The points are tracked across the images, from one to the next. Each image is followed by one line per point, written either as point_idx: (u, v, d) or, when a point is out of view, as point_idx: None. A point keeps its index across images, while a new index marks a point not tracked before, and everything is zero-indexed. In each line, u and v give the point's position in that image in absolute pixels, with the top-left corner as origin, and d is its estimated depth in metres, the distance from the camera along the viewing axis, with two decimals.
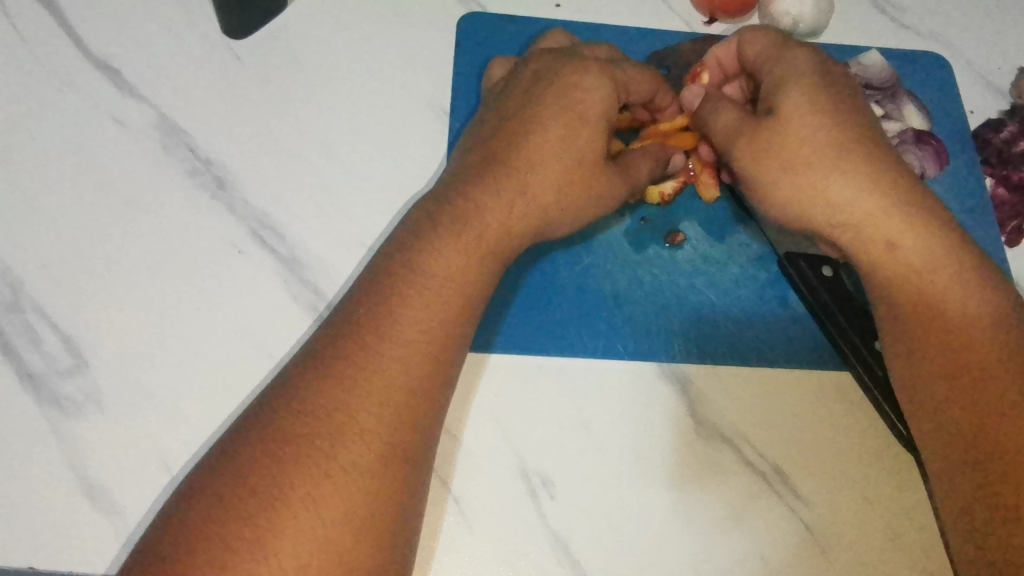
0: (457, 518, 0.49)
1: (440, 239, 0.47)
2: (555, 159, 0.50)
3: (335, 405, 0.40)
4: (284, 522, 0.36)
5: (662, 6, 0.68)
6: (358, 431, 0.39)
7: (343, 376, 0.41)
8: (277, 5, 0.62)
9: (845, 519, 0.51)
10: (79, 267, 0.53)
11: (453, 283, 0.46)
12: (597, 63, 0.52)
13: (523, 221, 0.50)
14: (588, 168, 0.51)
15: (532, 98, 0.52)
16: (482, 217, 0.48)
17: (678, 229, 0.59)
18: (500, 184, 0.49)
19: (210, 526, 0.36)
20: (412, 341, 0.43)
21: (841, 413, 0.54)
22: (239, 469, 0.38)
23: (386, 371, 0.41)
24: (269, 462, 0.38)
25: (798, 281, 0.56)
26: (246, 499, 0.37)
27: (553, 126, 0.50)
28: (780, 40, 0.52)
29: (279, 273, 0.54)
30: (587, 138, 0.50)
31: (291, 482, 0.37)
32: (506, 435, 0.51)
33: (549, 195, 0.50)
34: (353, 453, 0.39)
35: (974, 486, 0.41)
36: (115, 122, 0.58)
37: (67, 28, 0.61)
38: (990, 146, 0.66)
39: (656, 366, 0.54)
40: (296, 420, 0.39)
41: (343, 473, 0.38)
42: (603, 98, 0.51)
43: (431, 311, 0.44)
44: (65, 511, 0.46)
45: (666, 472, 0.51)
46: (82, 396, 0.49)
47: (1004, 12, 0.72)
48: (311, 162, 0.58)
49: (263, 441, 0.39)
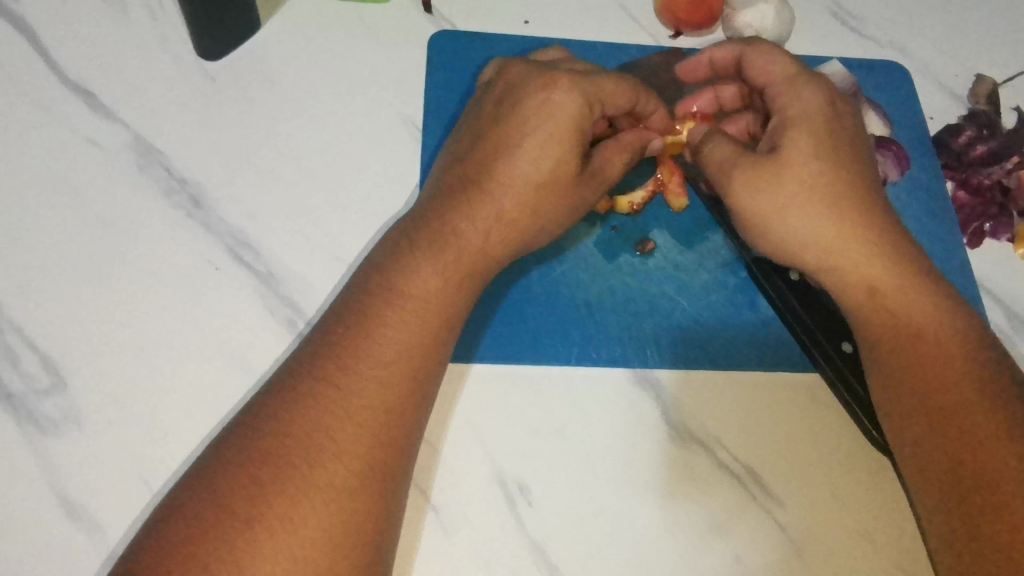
0: (436, 527, 0.49)
1: (416, 259, 0.48)
2: (528, 176, 0.50)
3: (312, 424, 0.40)
4: (263, 541, 0.37)
5: (629, 21, 0.70)
6: (335, 451, 0.40)
7: (320, 396, 0.41)
8: (251, 27, 0.63)
9: (816, 517, 0.52)
10: (56, 288, 0.53)
11: (429, 301, 0.46)
12: (568, 75, 0.52)
13: (501, 241, 0.51)
14: (561, 183, 0.51)
15: (502, 118, 0.52)
16: (456, 234, 0.49)
17: (648, 237, 0.60)
18: (478, 207, 0.50)
19: (190, 548, 0.36)
20: (390, 359, 0.44)
21: (811, 413, 0.55)
22: (218, 488, 0.38)
23: (363, 390, 0.42)
24: (248, 483, 0.38)
25: (767, 289, 0.58)
26: (224, 520, 0.37)
27: (529, 146, 0.51)
28: (793, 72, 0.54)
29: (258, 290, 0.55)
30: (559, 153, 0.51)
31: (269, 503, 0.38)
32: (485, 445, 0.52)
33: (527, 218, 0.51)
34: (330, 472, 0.39)
35: (949, 490, 0.43)
36: (91, 144, 0.58)
37: (41, 52, 0.61)
38: (949, 149, 0.68)
39: (629, 373, 0.55)
40: (274, 439, 0.40)
41: (320, 492, 0.39)
42: (575, 112, 0.51)
43: (410, 329, 0.45)
44: (45, 532, 0.46)
45: (642, 479, 0.52)
46: (62, 416, 0.49)
47: (959, 21, 0.74)
48: (288, 179, 0.59)
49: (241, 461, 0.39)
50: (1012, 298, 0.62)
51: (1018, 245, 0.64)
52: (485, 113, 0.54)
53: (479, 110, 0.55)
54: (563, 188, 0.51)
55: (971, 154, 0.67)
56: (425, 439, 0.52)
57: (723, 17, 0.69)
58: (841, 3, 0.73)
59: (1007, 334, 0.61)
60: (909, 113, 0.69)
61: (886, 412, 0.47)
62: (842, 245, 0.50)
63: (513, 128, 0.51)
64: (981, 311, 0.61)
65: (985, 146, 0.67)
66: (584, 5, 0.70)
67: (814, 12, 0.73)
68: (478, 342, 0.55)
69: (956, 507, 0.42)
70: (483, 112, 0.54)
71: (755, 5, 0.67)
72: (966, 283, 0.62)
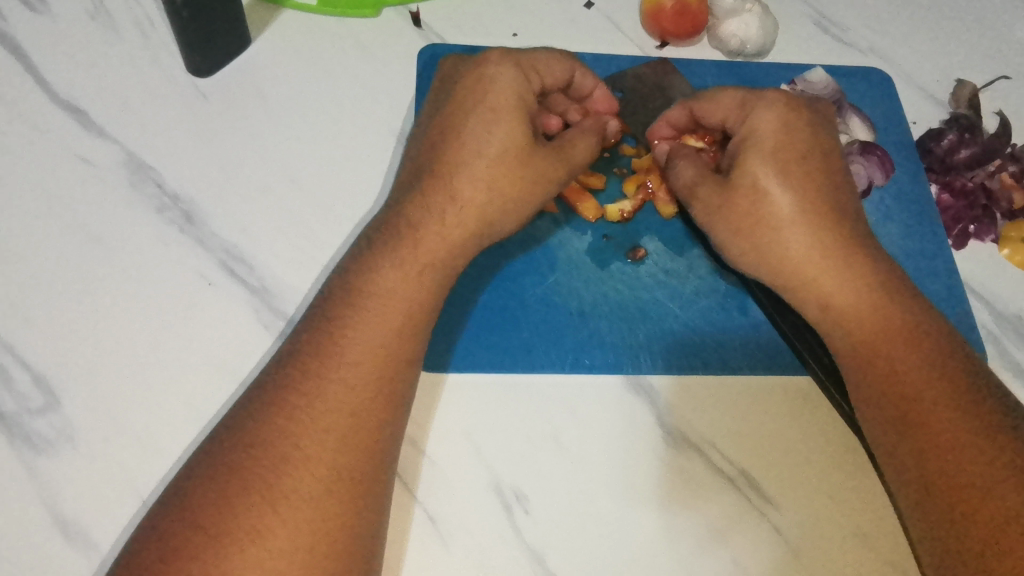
0: (433, 536, 0.49)
1: (382, 265, 0.47)
2: (476, 154, 0.51)
3: (278, 435, 0.41)
4: (230, 557, 0.37)
5: (615, 32, 0.71)
6: (301, 459, 0.40)
7: (288, 404, 0.42)
8: (241, 43, 0.63)
9: (810, 517, 0.52)
10: (48, 304, 0.53)
11: (392, 301, 0.46)
12: (500, 53, 0.54)
13: (460, 222, 0.50)
14: (514, 153, 0.51)
15: (454, 112, 0.53)
16: (418, 234, 0.49)
17: (639, 244, 0.61)
18: (434, 199, 0.50)
19: (160, 567, 0.36)
20: (352, 362, 0.44)
21: (804, 415, 0.56)
22: (195, 505, 0.38)
23: (329, 398, 0.42)
24: (216, 495, 0.38)
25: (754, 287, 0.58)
26: (192, 537, 0.37)
27: (478, 128, 0.51)
28: (743, 98, 0.56)
29: (249, 302, 0.55)
30: (504, 124, 0.51)
31: (234, 517, 0.38)
32: (479, 452, 0.52)
33: (478, 195, 0.51)
34: (296, 482, 0.39)
35: (926, 485, 0.43)
36: (82, 161, 0.59)
37: (33, 71, 0.61)
38: (932, 155, 0.69)
39: (621, 379, 0.56)
40: (240, 451, 0.40)
41: (287, 504, 0.39)
42: (511, 81, 0.53)
43: (373, 329, 0.45)
44: (38, 549, 0.46)
45: (626, 482, 0.52)
46: (54, 433, 0.49)
47: (939, 27, 0.75)
48: (275, 193, 0.59)
49: (210, 478, 0.39)
50: (997, 297, 0.63)
51: (1000, 246, 0.65)
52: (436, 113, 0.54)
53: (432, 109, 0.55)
54: (513, 163, 0.51)
55: (952, 158, 0.68)
56: (417, 446, 0.52)
57: (708, 27, 0.70)
58: (822, 12, 0.75)
59: (993, 333, 0.62)
60: (892, 118, 0.70)
61: (866, 409, 0.48)
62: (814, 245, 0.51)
63: (478, 126, 0.52)
64: (968, 311, 0.62)
65: (965, 150, 0.68)
66: (571, 16, 0.71)
67: (797, 20, 0.74)
68: (471, 350, 0.55)
69: (941, 501, 0.43)
70: (437, 111, 0.54)
71: (739, 15, 0.69)
72: (950, 284, 0.63)
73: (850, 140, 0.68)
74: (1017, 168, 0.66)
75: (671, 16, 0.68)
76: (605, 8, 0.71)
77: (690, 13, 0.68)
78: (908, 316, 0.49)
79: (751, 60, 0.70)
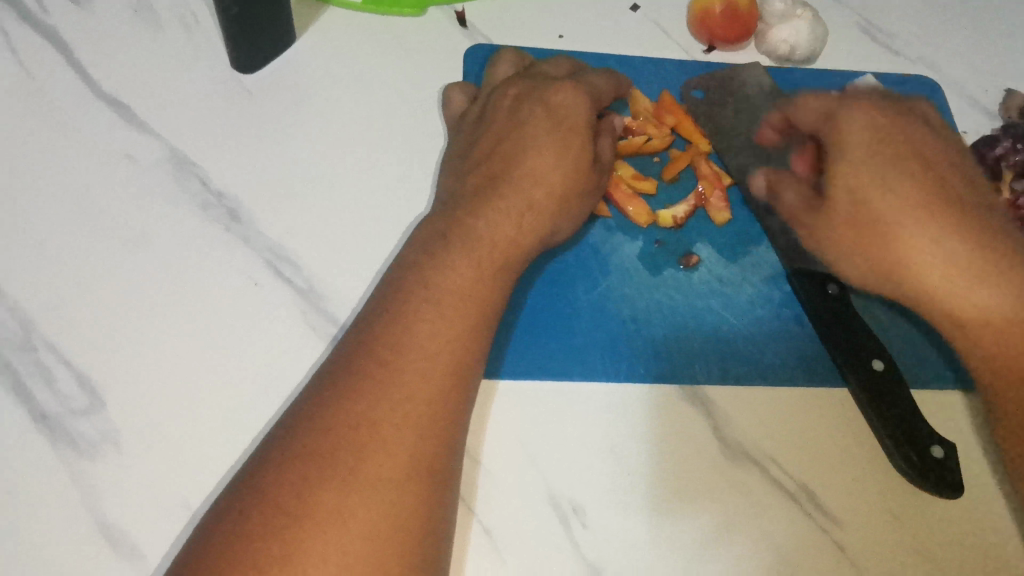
0: (487, 549, 0.48)
1: (450, 255, 0.47)
2: (554, 174, 0.52)
3: (362, 420, 0.39)
4: (314, 539, 0.35)
5: (662, 36, 0.70)
6: (384, 446, 0.38)
7: (364, 394, 0.40)
8: (286, 40, 0.62)
9: (875, 535, 0.51)
10: (92, 304, 0.52)
11: (471, 297, 0.45)
12: (572, 81, 0.55)
13: (532, 233, 0.51)
14: (582, 176, 0.53)
15: (519, 125, 0.53)
16: (490, 233, 0.49)
17: (692, 251, 0.59)
18: (508, 199, 0.51)
19: (240, 550, 0.35)
20: (434, 357, 0.42)
21: (864, 430, 0.54)
22: (272, 501, 0.36)
23: (406, 386, 0.41)
24: (298, 480, 0.37)
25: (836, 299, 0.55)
26: (274, 518, 0.36)
27: (548, 149, 0.52)
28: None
29: (296, 302, 0.53)
30: (579, 152, 0.53)
31: (319, 496, 0.36)
32: (533, 461, 0.50)
33: (553, 206, 0.52)
34: (377, 466, 0.38)
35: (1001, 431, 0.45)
36: (125, 156, 0.57)
37: (75, 64, 0.60)
38: (984, 163, 0.67)
39: (677, 389, 0.54)
40: (319, 437, 0.38)
41: (369, 486, 0.37)
42: (585, 109, 0.54)
43: (450, 321, 0.44)
44: (79, 555, 0.44)
45: (690, 497, 0.50)
46: (97, 435, 0.47)
47: (988, 36, 0.74)
48: (323, 192, 0.57)
49: (284, 465, 0.38)
50: None
51: None
52: (498, 120, 0.55)
53: (492, 113, 0.55)
54: (580, 175, 0.53)
55: (1005, 167, 0.66)
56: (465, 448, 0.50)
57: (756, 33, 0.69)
58: (870, 19, 0.74)
59: None
60: (942, 127, 0.69)
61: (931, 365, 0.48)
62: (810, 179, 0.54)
63: (539, 144, 0.52)
64: None
65: (1018, 158, 0.66)
66: (618, 19, 0.70)
67: (845, 27, 0.73)
68: (528, 359, 0.54)
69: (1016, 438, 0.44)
70: (496, 120, 0.55)
71: (789, 21, 0.68)
72: None
73: None
74: None
75: (721, 20, 0.67)
76: (651, 11, 0.70)
77: (741, 17, 0.67)
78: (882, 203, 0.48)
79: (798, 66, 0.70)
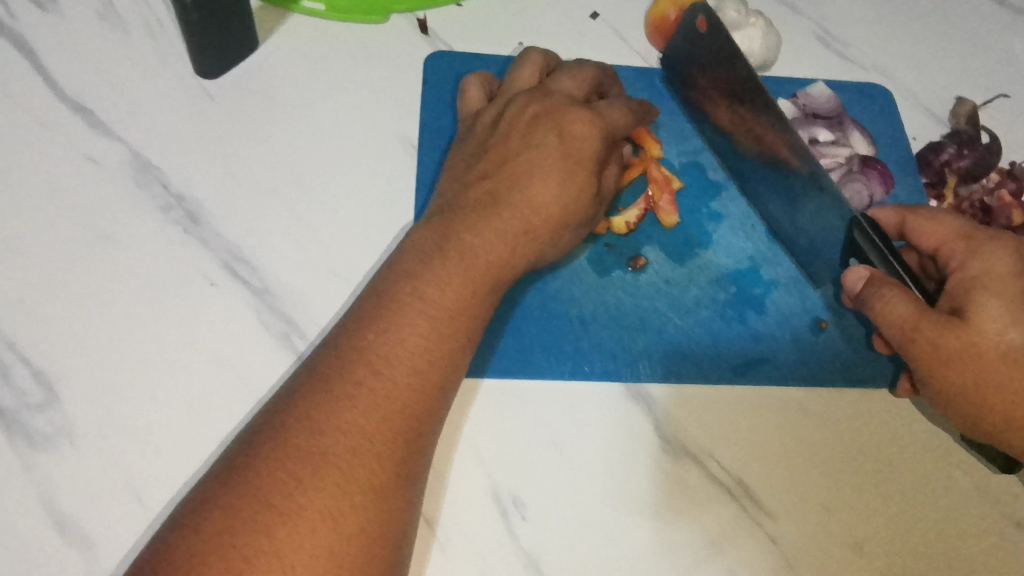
0: (435, 543, 0.49)
1: (446, 266, 0.47)
2: (554, 205, 0.51)
3: (342, 420, 0.41)
4: (302, 532, 0.37)
5: (621, 43, 0.71)
6: (366, 446, 0.40)
7: (352, 391, 0.42)
8: (249, 47, 0.63)
9: (808, 529, 0.53)
10: (52, 302, 0.53)
11: (463, 307, 0.47)
12: (590, 112, 0.54)
13: (522, 257, 0.51)
14: (582, 209, 0.52)
15: (530, 146, 0.53)
16: (484, 247, 0.49)
17: (640, 254, 0.61)
18: (504, 218, 0.50)
19: (221, 543, 0.36)
20: (406, 357, 0.44)
21: (800, 427, 0.56)
22: (223, 500, 0.38)
23: (385, 384, 0.42)
24: (286, 477, 0.38)
25: (864, 243, 0.53)
26: (264, 509, 0.37)
27: (550, 178, 0.51)
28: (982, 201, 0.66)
29: (253, 304, 0.55)
30: (583, 184, 0.52)
31: (309, 489, 0.38)
32: (478, 458, 0.52)
33: (549, 232, 0.52)
34: (364, 468, 0.40)
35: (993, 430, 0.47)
36: (90, 160, 0.59)
37: (41, 69, 0.62)
38: (931, 167, 0.69)
39: (621, 387, 0.56)
40: (309, 438, 0.40)
41: (355, 484, 0.39)
42: (598, 144, 0.53)
43: (438, 327, 0.45)
44: (35, 547, 0.46)
45: (629, 493, 0.52)
46: (54, 431, 0.49)
47: (941, 44, 0.76)
48: (282, 196, 0.59)
49: (276, 457, 0.39)
50: None
51: None
52: (510, 136, 0.54)
53: (506, 129, 0.54)
54: (580, 206, 0.52)
55: (950, 173, 0.68)
56: None
57: None
58: (825, 27, 0.75)
59: None
60: (893, 133, 0.71)
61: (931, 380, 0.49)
62: (896, 219, 0.56)
63: (543, 172, 0.52)
64: None
65: (962, 163, 0.68)
66: (577, 27, 0.71)
67: (799, 35, 0.75)
68: (473, 358, 0.55)
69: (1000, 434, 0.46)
70: (508, 135, 0.54)
71: (743, 28, 0.69)
72: None
73: (851, 155, 0.67)
74: (1016, 185, 0.67)
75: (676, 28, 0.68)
76: (610, 19, 0.72)
77: None
78: (1001, 263, 0.48)
79: (754, 73, 0.71)
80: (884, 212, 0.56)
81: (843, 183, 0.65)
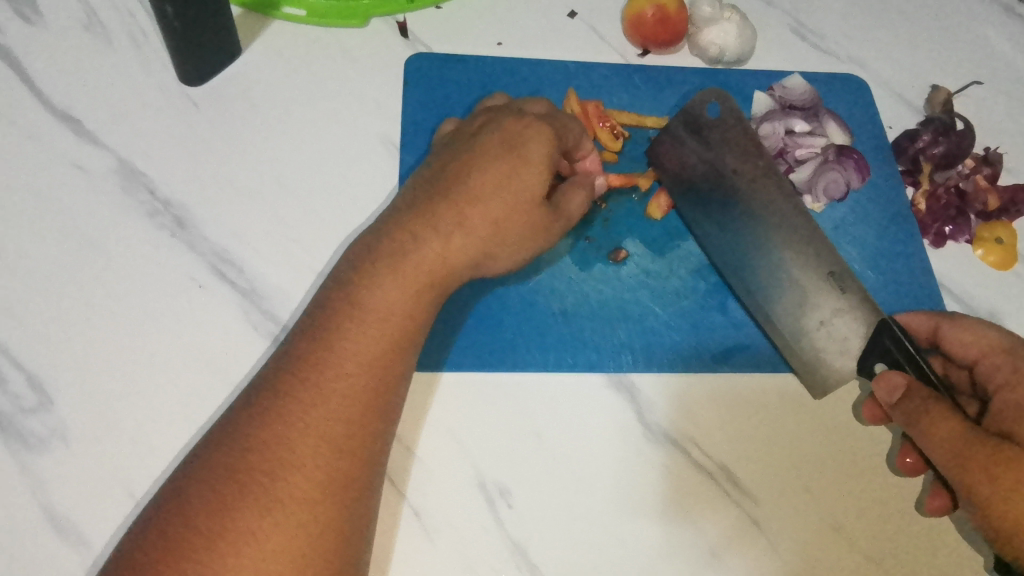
0: (418, 531, 0.51)
1: (382, 280, 0.47)
2: (496, 199, 0.50)
3: (274, 439, 0.42)
4: (222, 556, 0.38)
5: (599, 40, 0.72)
6: (296, 461, 0.41)
7: (290, 404, 0.43)
8: (231, 54, 0.65)
9: (787, 509, 0.54)
10: (42, 308, 0.54)
11: (392, 320, 0.47)
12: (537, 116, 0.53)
13: (463, 254, 0.50)
14: (523, 204, 0.51)
15: (476, 149, 0.53)
16: (421, 247, 0.49)
17: (621, 246, 0.62)
18: (439, 215, 0.50)
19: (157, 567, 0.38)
20: (361, 361, 0.45)
21: (780, 412, 0.57)
22: (183, 513, 0.40)
23: (323, 402, 0.43)
24: (209, 497, 0.40)
25: (898, 353, 0.52)
26: (191, 538, 0.39)
27: (494, 174, 0.51)
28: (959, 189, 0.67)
29: (239, 304, 0.56)
30: (527, 177, 0.51)
31: (230, 516, 0.39)
32: (464, 447, 0.53)
33: (489, 228, 0.50)
34: (293, 486, 0.41)
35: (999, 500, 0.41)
36: (76, 168, 0.60)
37: (27, 81, 0.63)
38: (905, 154, 0.69)
39: (605, 377, 0.57)
40: (246, 456, 0.41)
41: (285, 506, 0.40)
42: (544, 140, 0.52)
43: (369, 343, 0.46)
44: (31, 545, 0.47)
45: (610, 486, 0.53)
46: (47, 433, 0.50)
47: (915, 34, 0.77)
48: (265, 199, 0.60)
49: (207, 477, 0.41)
50: (973, 295, 0.65)
51: (975, 247, 0.66)
52: (462, 144, 0.54)
53: (460, 141, 0.55)
54: (524, 202, 0.51)
55: (925, 160, 0.69)
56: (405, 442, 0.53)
57: (688, 36, 0.72)
58: (801, 20, 0.77)
59: None
60: (870, 123, 0.72)
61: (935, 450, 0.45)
62: (929, 327, 0.55)
63: (486, 167, 0.51)
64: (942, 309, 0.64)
65: (936, 150, 0.68)
66: (555, 25, 0.72)
67: (775, 29, 0.76)
68: (456, 352, 0.56)
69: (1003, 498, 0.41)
70: (461, 143, 0.55)
71: (718, 23, 0.70)
72: (926, 283, 0.65)
73: (827, 144, 0.67)
74: (991, 170, 0.68)
75: (653, 24, 0.69)
76: (588, 17, 0.73)
77: (671, 22, 0.69)
78: None
79: (731, 67, 0.72)
80: (917, 318, 0.56)
81: (820, 174, 0.66)
